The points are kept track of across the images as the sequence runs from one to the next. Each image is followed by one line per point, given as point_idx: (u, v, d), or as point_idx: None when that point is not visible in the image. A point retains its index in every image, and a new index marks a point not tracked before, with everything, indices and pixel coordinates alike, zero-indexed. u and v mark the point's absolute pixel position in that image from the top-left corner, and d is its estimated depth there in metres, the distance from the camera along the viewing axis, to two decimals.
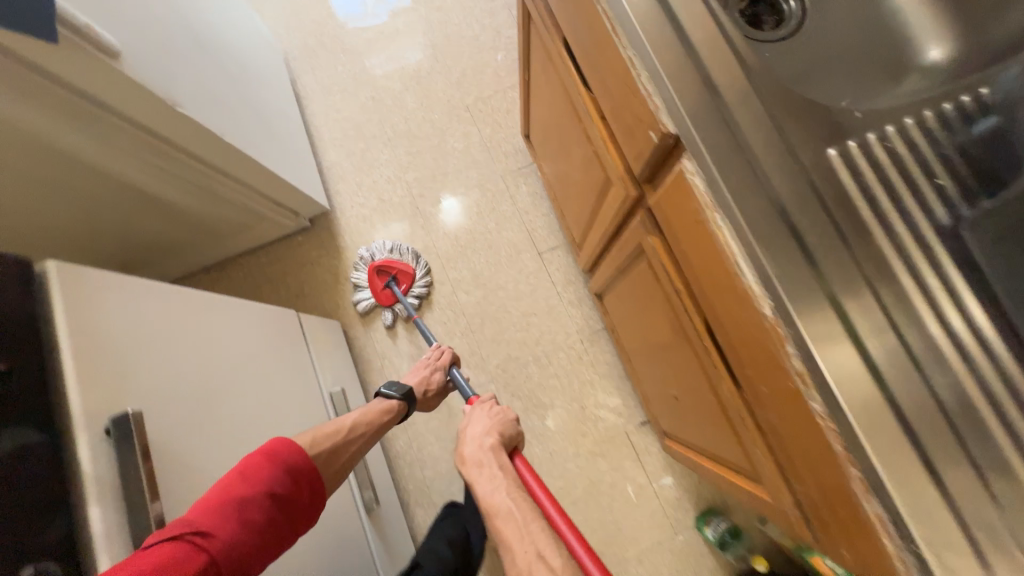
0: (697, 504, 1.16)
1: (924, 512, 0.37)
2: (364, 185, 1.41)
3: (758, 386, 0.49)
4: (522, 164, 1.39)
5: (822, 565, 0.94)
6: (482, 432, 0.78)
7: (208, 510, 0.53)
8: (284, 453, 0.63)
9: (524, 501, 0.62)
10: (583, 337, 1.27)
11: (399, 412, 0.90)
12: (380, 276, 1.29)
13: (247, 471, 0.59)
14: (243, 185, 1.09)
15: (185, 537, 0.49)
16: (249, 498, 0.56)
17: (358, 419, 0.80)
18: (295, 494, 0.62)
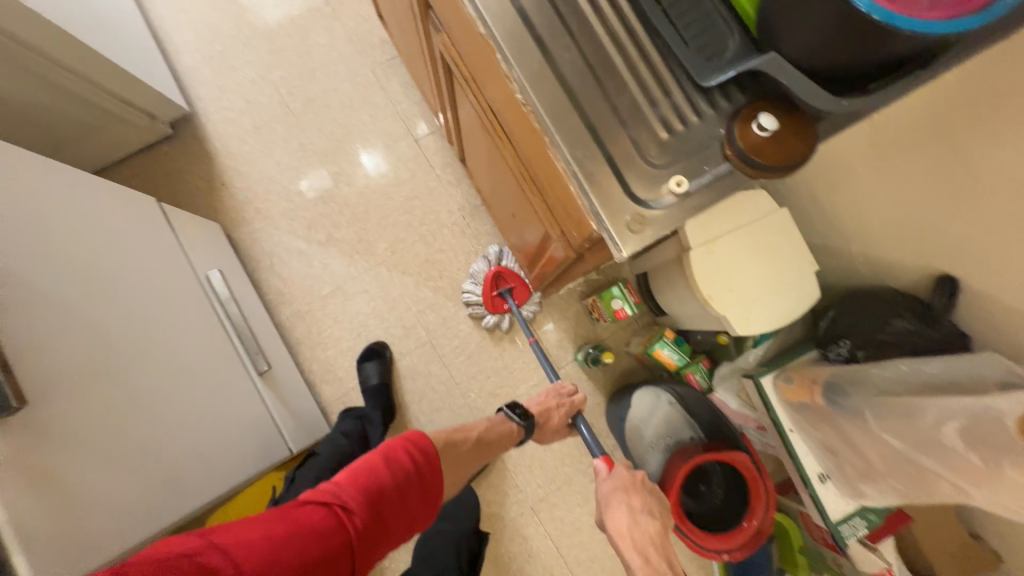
0: (575, 341, 1.32)
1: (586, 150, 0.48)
2: (227, 88, 1.37)
3: (508, 123, 0.59)
4: (390, 55, 1.41)
5: (662, 356, 1.15)
6: (630, 519, 0.73)
7: (353, 488, 0.60)
8: (420, 451, 0.66)
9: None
10: (464, 213, 1.36)
11: (518, 438, 0.90)
12: (495, 282, 1.25)
13: (391, 454, 0.64)
14: (80, 73, 1.04)
15: (329, 507, 0.58)
16: (388, 486, 0.61)
17: (484, 431, 0.83)
18: (424, 490, 0.65)
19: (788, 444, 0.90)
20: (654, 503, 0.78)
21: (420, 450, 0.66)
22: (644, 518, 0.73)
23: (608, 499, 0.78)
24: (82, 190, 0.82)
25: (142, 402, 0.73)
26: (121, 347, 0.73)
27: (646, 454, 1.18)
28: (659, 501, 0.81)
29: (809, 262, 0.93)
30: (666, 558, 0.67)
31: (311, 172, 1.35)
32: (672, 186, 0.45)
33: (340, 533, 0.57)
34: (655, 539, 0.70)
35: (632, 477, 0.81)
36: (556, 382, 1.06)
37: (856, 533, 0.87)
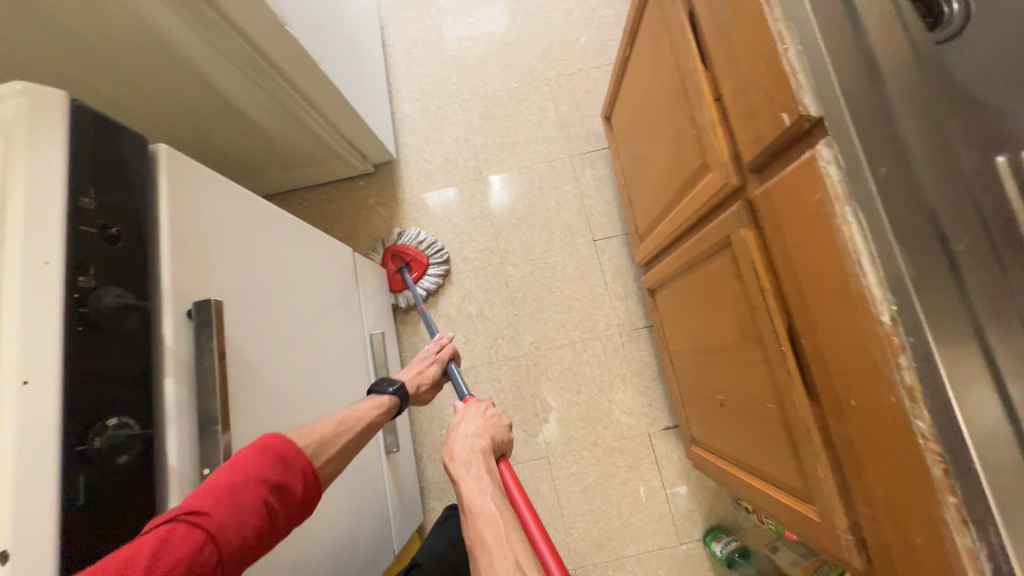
0: (707, 518, 1.14)
1: None
2: (432, 142, 1.41)
3: (841, 397, 0.47)
4: (594, 148, 1.36)
5: None
6: (478, 484, 0.62)
7: (205, 489, 0.45)
8: (281, 445, 0.52)
9: (508, 508, 0.59)
10: (622, 331, 1.25)
11: (391, 410, 0.76)
12: (395, 261, 1.30)
13: (240, 457, 0.48)
14: (324, 117, 1.11)
15: (176, 520, 0.41)
16: (245, 482, 0.47)
17: (349, 414, 0.66)
18: (298, 488, 0.52)
19: None
20: (492, 429, 0.76)
21: (281, 442, 0.52)
22: (475, 440, 0.72)
23: (457, 426, 0.76)
24: (302, 247, 0.81)
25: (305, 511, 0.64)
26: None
27: None
28: (500, 429, 0.79)
29: None
30: (489, 465, 0.68)
31: (482, 242, 1.33)
32: None
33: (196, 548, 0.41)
34: (480, 453, 0.69)
35: (477, 409, 0.80)
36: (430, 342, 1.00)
37: None
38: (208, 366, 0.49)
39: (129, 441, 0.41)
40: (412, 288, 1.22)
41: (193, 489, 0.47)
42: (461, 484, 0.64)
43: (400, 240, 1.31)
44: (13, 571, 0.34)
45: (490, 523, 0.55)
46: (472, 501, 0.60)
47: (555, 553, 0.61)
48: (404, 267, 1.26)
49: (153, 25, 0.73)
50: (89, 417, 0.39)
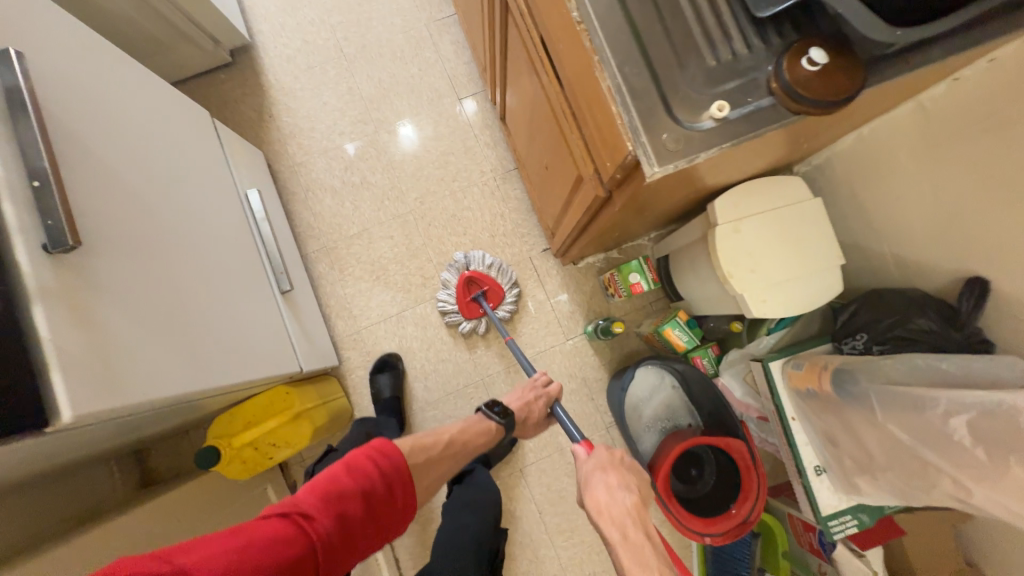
0: (586, 316, 1.33)
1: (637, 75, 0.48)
2: (288, 25, 1.41)
3: (560, 50, 0.60)
4: (446, 14, 1.43)
5: (672, 338, 1.14)
6: (630, 548, 0.59)
7: (319, 488, 0.67)
8: (383, 464, 0.74)
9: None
10: (496, 175, 1.38)
11: (496, 435, 0.98)
12: (469, 289, 1.29)
13: (351, 467, 0.71)
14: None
15: (291, 515, 0.62)
16: (350, 491, 0.68)
17: (456, 437, 0.91)
18: (391, 502, 0.73)
19: (788, 433, 0.89)
20: (633, 480, 0.73)
21: (387, 459, 0.75)
22: (622, 493, 0.68)
23: (589, 478, 0.74)
24: (140, 82, 0.84)
25: (162, 279, 0.71)
26: (154, 228, 0.74)
27: (642, 434, 1.19)
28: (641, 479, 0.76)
29: (837, 255, 0.92)
30: (647, 531, 0.61)
31: (355, 116, 1.39)
32: (714, 111, 0.46)
33: (306, 537, 0.60)
34: (632, 511, 0.65)
35: (610, 458, 0.77)
36: (533, 374, 1.12)
37: (845, 530, 0.86)
38: (16, 102, 0.55)
39: None
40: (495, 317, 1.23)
41: (25, 198, 0.53)
42: (616, 551, 0.60)
43: (472, 266, 1.30)
44: None
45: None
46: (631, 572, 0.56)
47: None
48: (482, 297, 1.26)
49: None
50: None
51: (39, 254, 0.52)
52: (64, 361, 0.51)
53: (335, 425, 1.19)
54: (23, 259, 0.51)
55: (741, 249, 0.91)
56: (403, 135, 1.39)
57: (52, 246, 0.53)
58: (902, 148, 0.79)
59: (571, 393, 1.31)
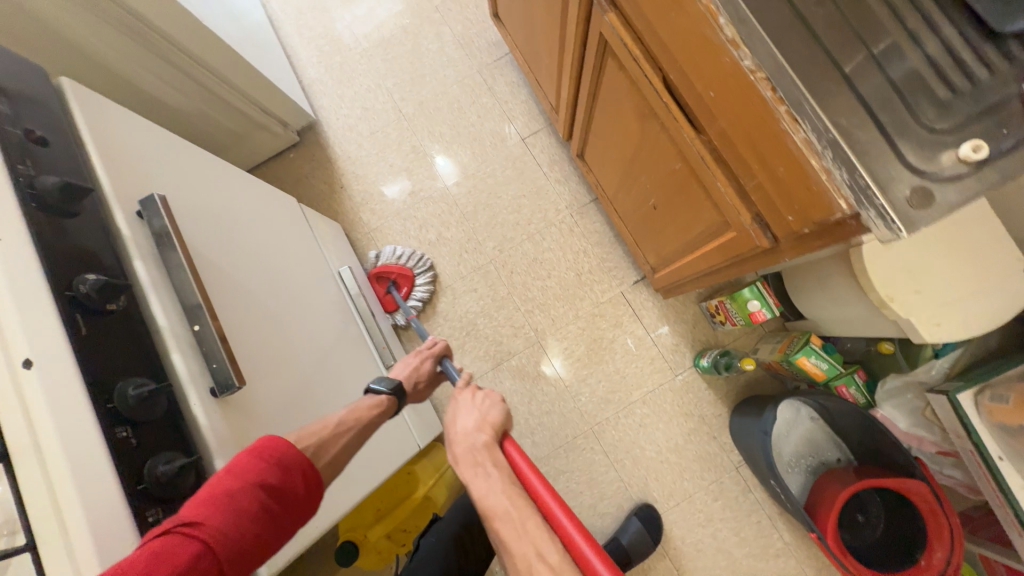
0: (693, 346, 1.24)
1: (852, 125, 0.40)
2: (346, 96, 1.44)
3: (706, 97, 0.54)
4: (497, 57, 1.41)
5: (807, 366, 1.02)
6: (485, 482, 0.61)
7: (203, 496, 0.45)
8: (279, 446, 0.52)
9: (520, 495, 0.57)
10: (572, 211, 1.33)
11: (390, 407, 0.75)
12: (380, 282, 1.29)
13: (236, 466, 0.48)
14: (230, 83, 1.15)
15: (173, 530, 0.42)
16: (241, 490, 0.46)
17: (344, 415, 0.66)
18: (299, 493, 0.52)
19: (998, 479, 0.74)
20: (491, 413, 0.72)
21: (282, 451, 0.52)
22: (474, 432, 0.69)
23: (450, 417, 0.74)
24: (246, 187, 0.85)
25: (306, 388, 0.70)
26: (291, 337, 0.73)
27: (787, 475, 1.06)
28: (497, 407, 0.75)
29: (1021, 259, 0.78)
30: (495, 458, 0.64)
31: (422, 173, 1.39)
32: (966, 152, 0.38)
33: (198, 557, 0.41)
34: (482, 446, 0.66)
35: (470, 394, 0.77)
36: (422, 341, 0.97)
37: None
38: (167, 245, 0.54)
39: (109, 292, 0.46)
40: (403, 304, 1.22)
41: (188, 344, 0.52)
42: (472, 485, 0.62)
43: (381, 261, 1.30)
44: (42, 372, 0.41)
45: (507, 524, 0.54)
46: (488, 502, 0.58)
47: (554, 492, 0.55)
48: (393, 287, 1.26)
49: (44, 19, 0.79)
50: (68, 272, 0.46)
51: (210, 401, 0.51)
52: None
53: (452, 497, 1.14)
54: (196, 411, 0.50)
55: (899, 268, 0.79)
56: (440, 167, 1.38)
57: (219, 390, 0.52)
58: None
59: (690, 433, 1.21)
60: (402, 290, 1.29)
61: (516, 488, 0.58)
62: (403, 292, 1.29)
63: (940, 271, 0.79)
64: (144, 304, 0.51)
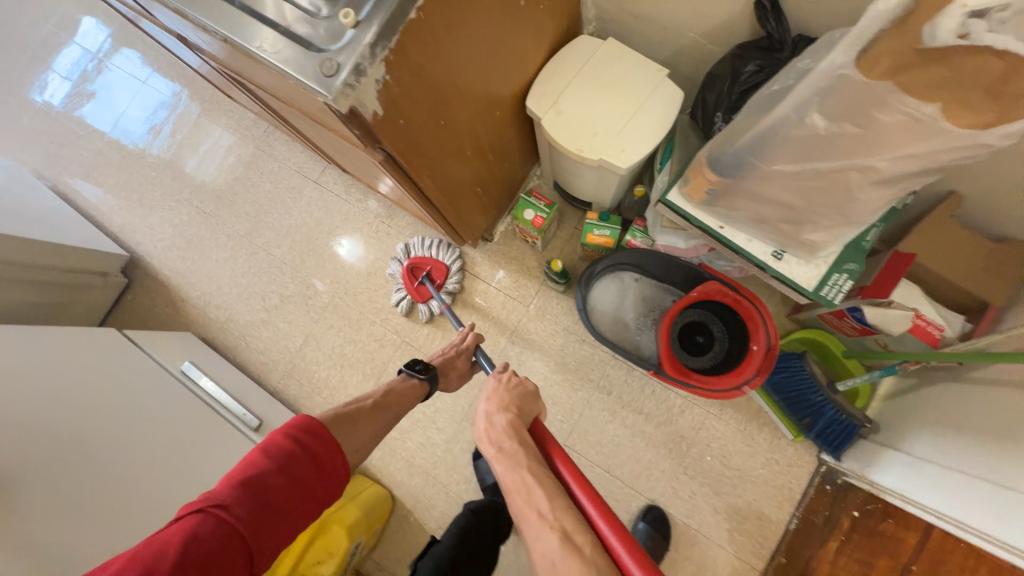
0: (530, 275, 1.31)
1: (288, 49, 0.53)
2: (155, 224, 1.54)
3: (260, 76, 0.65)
4: (265, 126, 1.54)
5: (597, 240, 1.11)
6: (505, 465, 0.59)
7: (229, 482, 0.57)
8: (310, 427, 0.65)
9: (545, 477, 0.56)
10: (380, 219, 1.43)
11: (420, 391, 0.85)
12: (414, 274, 1.32)
13: (271, 446, 0.61)
14: (40, 266, 1.23)
15: (208, 510, 0.55)
16: (269, 472, 0.59)
17: (377, 395, 0.78)
18: (319, 473, 0.63)
19: (727, 242, 0.84)
20: (516, 400, 0.71)
21: (310, 432, 0.64)
22: (500, 414, 0.67)
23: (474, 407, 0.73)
24: (30, 345, 0.96)
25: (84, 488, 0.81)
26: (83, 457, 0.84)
27: (640, 337, 1.14)
28: (525, 397, 0.73)
29: (658, 68, 0.91)
30: (521, 440, 0.63)
31: (245, 252, 1.47)
32: (344, 21, 0.52)
33: (224, 530, 0.54)
34: (507, 428, 0.65)
35: (499, 382, 0.75)
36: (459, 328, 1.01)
37: (841, 288, 0.79)
38: None
39: None
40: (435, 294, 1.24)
41: None
42: (493, 464, 0.61)
43: (415, 253, 1.33)
44: None
45: (520, 492, 0.55)
46: (505, 476, 0.58)
47: (591, 492, 0.54)
48: (427, 277, 1.29)
49: None
50: None
51: None
52: None
53: (375, 514, 1.14)
54: None
55: (575, 122, 0.90)
56: (349, 249, 1.42)
57: None
58: None
59: (562, 348, 1.27)
60: (435, 282, 1.31)
61: (537, 466, 0.58)
62: (436, 283, 1.31)
63: (606, 108, 0.90)
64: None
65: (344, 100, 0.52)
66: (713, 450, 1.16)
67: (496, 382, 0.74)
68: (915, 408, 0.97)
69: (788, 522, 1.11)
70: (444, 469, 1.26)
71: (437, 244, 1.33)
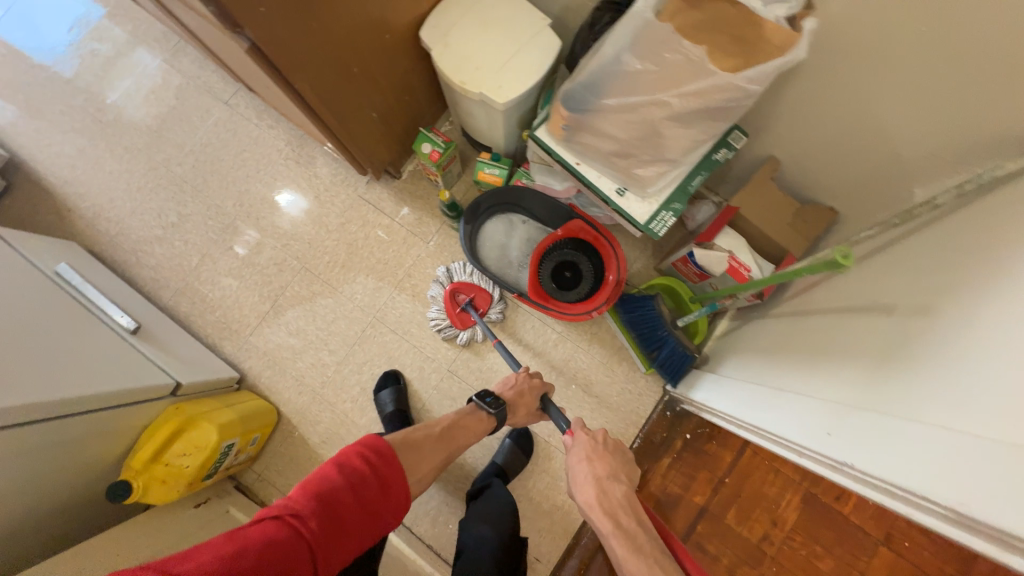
0: (433, 214, 1.38)
1: None
2: (42, 128, 1.45)
3: None
4: (174, 39, 1.48)
5: (487, 178, 1.21)
6: (628, 545, 0.70)
7: (307, 495, 0.68)
8: (382, 454, 0.77)
9: (668, 561, 0.68)
10: (291, 147, 1.43)
11: (490, 424, 1.02)
12: (456, 300, 1.27)
13: (347, 464, 0.73)
14: None
15: (283, 517, 0.65)
16: (341, 487, 0.70)
17: (444, 428, 0.93)
18: (383, 495, 0.74)
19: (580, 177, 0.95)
20: (619, 466, 0.86)
21: (378, 453, 0.76)
22: (613, 485, 0.82)
23: (578, 467, 0.86)
24: None
25: None
26: None
27: (519, 274, 1.24)
28: (624, 462, 0.88)
29: (541, 17, 1.00)
30: (636, 517, 0.76)
31: (144, 166, 1.43)
32: None
33: (298, 538, 0.64)
34: (624, 503, 0.78)
35: (594, 441, 0.89)
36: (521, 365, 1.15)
37: (666, 224, 0.93)
38: None
39: None
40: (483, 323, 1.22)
41: None
42: (612, 538, 0.72)
43: (457, 278, 1.30)
44: None
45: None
46: (626, 556, 0.69)
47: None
48: (472, 306, 1.25)
49: None
50: None
51: None
52: None
53: (255, 425, 1.20)
54: None
55: (460, 56, 0.98)
56: (289, 203, 1.41)
57: None
58: None
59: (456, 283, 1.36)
60: (477, 309, 1.28)
61: (658, 550, 0.70)
62: (479, 310, 1.28)
63: (491, 47, 0.98)
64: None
65: None
66: (578, 380, 1.30)
67: (593, 441, 0.88)
68: (734, 343, 1.15)
69: (631, 442, 1.28)
70: (332, 390, 1.32)
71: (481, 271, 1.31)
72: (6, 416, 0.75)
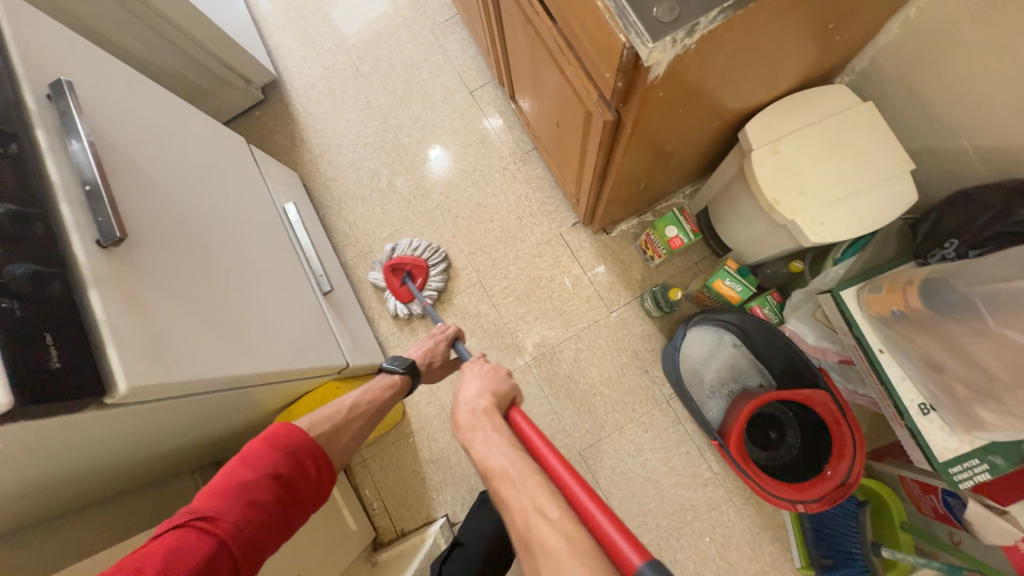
0: (628, 285, 1.26)
1: None
2: (308, 58, 1.53)
3: None
4: (450, 16, 1.48)
5: (724, 290, 1.04)
6: (486, 448, 0.61)
7: (211, 497, 0.60)
8: (288, 435, 0.71)
9: (521, 458, 0.57)
10: (514, 159, 1.37)
11: (404, 385, 0.93)
12: (396, 275, 1.29)
13: (248, 456, 0.66)
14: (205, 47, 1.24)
15: (191, 523, 0.57)
16: (253, 483, 0.64)
17: (358, 399, 0.85)
18: (302, 477, 0.70)
19: (879, 370, 0.76)
20: (493, 383, 0.73)
21: (289, 442, 0.70)
22: (476, 399, 0.70)
23: (456, 385, 0.76)
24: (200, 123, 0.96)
25: (209, 269, 0.77)
26: (209, 244, 0.80)
27: (706, 402, 1.08)
28: (500, 380, 0.75)
29: (903, 159, 0.80)
30: (494, 424, 0.65)
31: (376, 125, 1.46)
32: None
33: (216, 539, 0.57)
34: (483, 411, 0.67)
35: (474, 367, 0.78)
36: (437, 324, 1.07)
37: (973, 478, 0.70)
38: (69, 124, 0.61)
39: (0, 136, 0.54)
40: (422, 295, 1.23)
41: (79, 199, 0.59)
42: (470, 452, 0.63)
43: (395, 253, 1.30)
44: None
45: (502, 483, 0.55)
46: (481, 464, 0.60)
47: (582, 482, 0.51)
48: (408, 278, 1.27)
49: None
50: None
51: (94, 247, 0.57)
52: (116, 335, 0.55)
53: None
54: (72, 235, 0.56)
55: (786, 171, 0.82)
56: (434, 158, 1.41)
57: (104, 240, 0.58)
58: (965, 17, 0.69)
59: (623, 367, 1.23)
60: (417, 282, 1.29)
61: (518, 452, 0.59)
62: (418, 284, 1.30)
63: (830, 174, 0.81)
64: (30, 135, 0.58)
65: (657, 53, 0.47)
66: (715, 534, 1.13)
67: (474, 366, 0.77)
68: None
69: None
70: None
71: (425, 246, 1.31)
72: (242, 379, 0.74)
